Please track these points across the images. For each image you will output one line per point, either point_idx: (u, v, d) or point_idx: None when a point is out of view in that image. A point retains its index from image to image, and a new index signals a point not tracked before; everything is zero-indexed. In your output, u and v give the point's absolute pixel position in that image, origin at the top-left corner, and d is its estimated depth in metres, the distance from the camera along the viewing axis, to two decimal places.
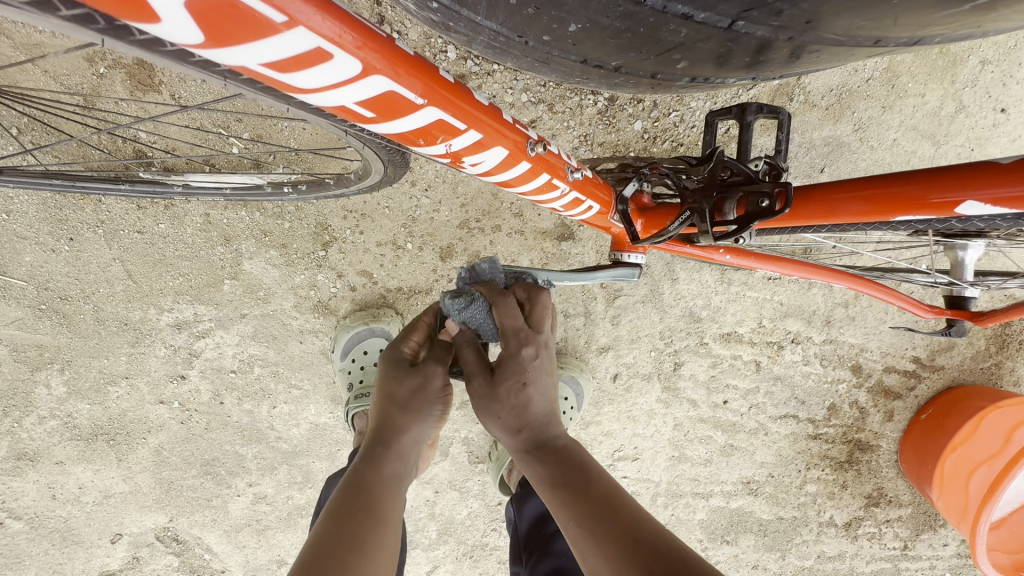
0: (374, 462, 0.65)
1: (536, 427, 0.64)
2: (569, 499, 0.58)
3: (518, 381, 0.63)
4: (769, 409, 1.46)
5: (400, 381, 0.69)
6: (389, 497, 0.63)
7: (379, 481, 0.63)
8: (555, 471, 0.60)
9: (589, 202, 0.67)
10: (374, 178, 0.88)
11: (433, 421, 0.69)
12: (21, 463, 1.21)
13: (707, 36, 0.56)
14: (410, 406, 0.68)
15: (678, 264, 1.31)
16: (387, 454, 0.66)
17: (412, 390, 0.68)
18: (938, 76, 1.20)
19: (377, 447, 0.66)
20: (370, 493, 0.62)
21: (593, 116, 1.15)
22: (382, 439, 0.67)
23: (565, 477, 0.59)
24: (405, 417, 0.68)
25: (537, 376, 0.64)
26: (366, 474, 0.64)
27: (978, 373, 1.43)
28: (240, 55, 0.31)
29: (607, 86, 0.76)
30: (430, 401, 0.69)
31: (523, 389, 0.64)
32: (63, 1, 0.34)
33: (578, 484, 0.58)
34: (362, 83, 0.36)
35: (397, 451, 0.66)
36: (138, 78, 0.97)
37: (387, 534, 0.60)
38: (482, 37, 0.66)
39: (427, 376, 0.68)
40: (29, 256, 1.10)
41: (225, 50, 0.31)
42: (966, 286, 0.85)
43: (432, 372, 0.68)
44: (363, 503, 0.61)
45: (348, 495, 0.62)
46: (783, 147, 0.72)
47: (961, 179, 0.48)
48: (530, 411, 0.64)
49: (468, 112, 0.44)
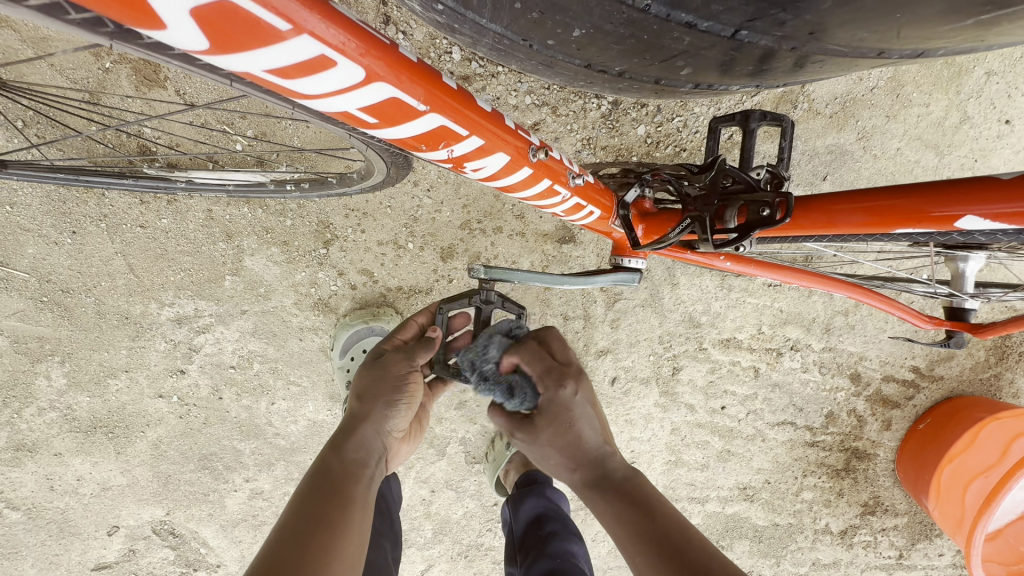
0: (339, 447, 0.69)
1: (592, 463, 0.66)
2: (634, 535, 0.58)
3: (562, 420, 0.66)
4: (767, 415, 1.46)
5: (366, 375, 0.76)
6: (354, 478, 0.66)
7: (344, 463, 0.66)
8: (620, 508, 0.61)
9: (589, 208, 0.67)
10: (376, 178, 0.88)
11: (396, 409, 0.75)
12: (20, 454, 1.22)
13: (710, 44, 0.56)
14: (371, 393, 0.74)
15: (678, 269, 1.32)
16: (351, 440, 0.70)
17: (375, 379, 0.75)
18: (944, 86, 1.20)
19: (343, 435, 0.70)
20: (336, 475, 0.64)
21: (597, 120, 1.15)
22: (347, 428, 0.72)
23: (627, 511, 0.60)
24: (369, 406, 0.73)
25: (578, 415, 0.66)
26: (333, 458, 0.67)
27: (977, 384, 1.43)
28: (245, 61, 0.31)
29: (611, 90, 0.76)
30: (391, 388, 0.75)
31: (569, 426, 0.66)
32: (74, 5, 0.34)
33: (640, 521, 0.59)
34: (365, 90, 0.36)
35: (361, 437, 0.71)
36: (144, 73, 0.98)
37: (353, 509, 0.62)
38: (486, 40, 0.66)
39: (385, 365, 0.75)
40: (31, 248, 1.10)
41: (230, 57, 0.31)
42: (966, 298, 0.85)
43: (389, 358, 0.76)
44: (331, 486, 0.63)
45: (315, 479, 0.64)
46: (787, 155, 0.71)
47: (961, 194, 0.48)
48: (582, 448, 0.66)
49: (471, 118, 0.44)
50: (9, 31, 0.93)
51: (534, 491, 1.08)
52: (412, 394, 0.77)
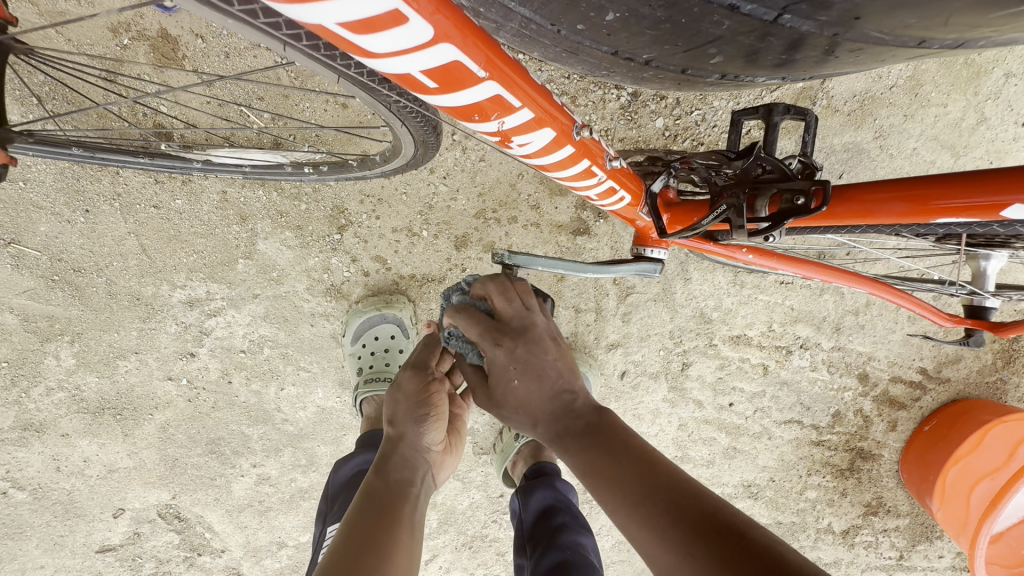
0: (382, 471, 0.71)
1: (552, 415, 0.65)
2: (600, 480, 0.58)
3: (506, 379, 0.65)
4: (774, 413, 1.46)
5: (392, 401, 0.78)
6: (400, 501, 0.67)
7: (388, 487, 0.68)
8: (585, 458, 0.60)
9: (621, 193, 0.67)
10: (399, 161, 0.87)
11: (428, 424, 0.76)
12: (26, 434, 1.21)
13: (749, 29, 0.55)
14: (401, 416, 0.76)
15: (692, 264, 1.31)
16: (392, 462, 0.72)
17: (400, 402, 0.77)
18: (962, 86, 1.20)
19: (384, 458, 0.72)
20: (381, 498, 0.67)
21: (615, 111, 1.15)
22: (386, 452, 0.74)
23: (593, 463, 0.59)
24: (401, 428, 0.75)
25: (526, 370, 0.65)
26: (378, 482, 0.69)
27: (984, 387, 1.43)
28: (320, 12, 0.31)
29: (633, 80, 0.76)
30: (421, 406, 0.77)
31: (517, 386, 0.65)
32: None
33: (606, 468, 0.58)
34: (431, 51, 0.36)
35: (401, 459, 0.73)
36: (162, 50, 0.97)
37: (400, 531, 0.63)
38: (513, 24, 0.65)
39: (410, 385, 0.77)
40: (44, 226, 1.09)
41: (305, 6, 0.31)
42: (987, 297, 0.84)
43: (406, 379, 0.78)
44: (375, 508, 0.65)
45: (364, 504, 0.66)
46: (809, 149, 0.70)
47: (1005, 181, 0.48)
48: (536, 400, 0.65)
49: (524, 90, 0.44)
50: (27, 4, 0.92)
51: (545, 482, 1.08)
52: (441, 408, 0.78)
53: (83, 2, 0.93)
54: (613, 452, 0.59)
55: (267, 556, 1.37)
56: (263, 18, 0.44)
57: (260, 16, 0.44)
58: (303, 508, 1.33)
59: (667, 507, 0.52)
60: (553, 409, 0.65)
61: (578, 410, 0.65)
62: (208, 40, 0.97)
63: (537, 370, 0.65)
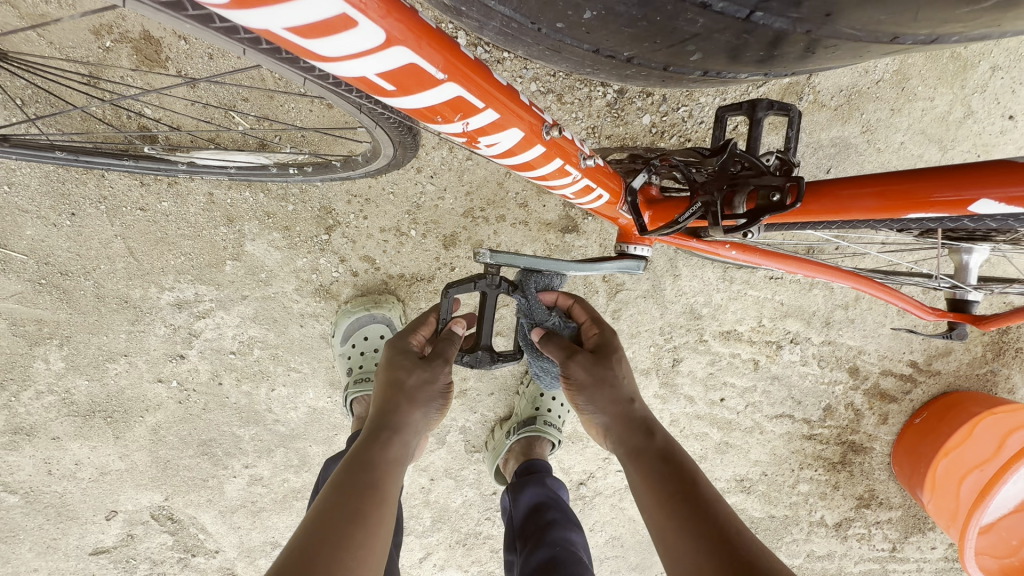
0: (383, 443, 0.70)
1: (625, 410, 0.76)
2: (649, 468, 0.68)
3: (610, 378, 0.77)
4: (766, 408, 1.47)
5: (408, 371, 0.76)
6: (391, 480, 0.68)
7: (384, 463, 0.68)
8: (641, 451, 0.70)
9: (599, 191, 0.67)
10: (382, 161, 0.87)
11: (432, 412, 0.78)
12: (17, 438, 1.21)
13: (724, 26, 0.55)
14: (415, 395, 0.75)
15: (681, 260, 1.31)
16: (395, 437, 0.72)
17: (420, 382, 0.76)
18: (949, 80, 1.20)
19: (388, 431, 0.72)
20: (375, 470, 0.67)
21: (602, 109, 1.15)
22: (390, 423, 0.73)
23: (645, 455, 0.70)
24: (411, 407, 0.75)
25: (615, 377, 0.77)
26: (374, 455, 0.69)
27: (974, 379, 1.44)
28: (264, 18, 0.31)
29: (617, 77, 0.76)
30: (435, 393, 0.77)
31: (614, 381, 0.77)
32: None
33: (655, 466, 0.68)
34: (384, 54, 0.36)
35: (402, 437, 0.72)
36: (144, 52, 0.97)
37: (387, 507, 0.64)
38: (494, 24, 0.65)
39: (432, 372, 0.76)
40: (30, 230, 1.09)
41: (249, 12, 0.31)
42: (969, 290, 0.84)
43: (436, 363, 0.76)
44: (368, 483, 0.65)
45: (359, 473, 0.66)
46: (793, 145, 0.70)
47: (974, 177, 0.48)
48: (620, 395, 0.76)
49: (488, 90, 0.44)
50: (7, 7, 0.92)
51: (536, 480, 1.08)
52: (447, 400, 0.80)
53: (64, 5, 0.92)
54: (683, 458, 0.68)
55: (261, 556, 1.37)
56: (217, 22, 0.44)
57: (215, 21, 0.44)
58: (296, 508, 1.34)
59: (696, 516, 0.60)
60: (627, 408, 0.76)
61: (643, 420, 0.74)
62: (191, 41, 0.97)
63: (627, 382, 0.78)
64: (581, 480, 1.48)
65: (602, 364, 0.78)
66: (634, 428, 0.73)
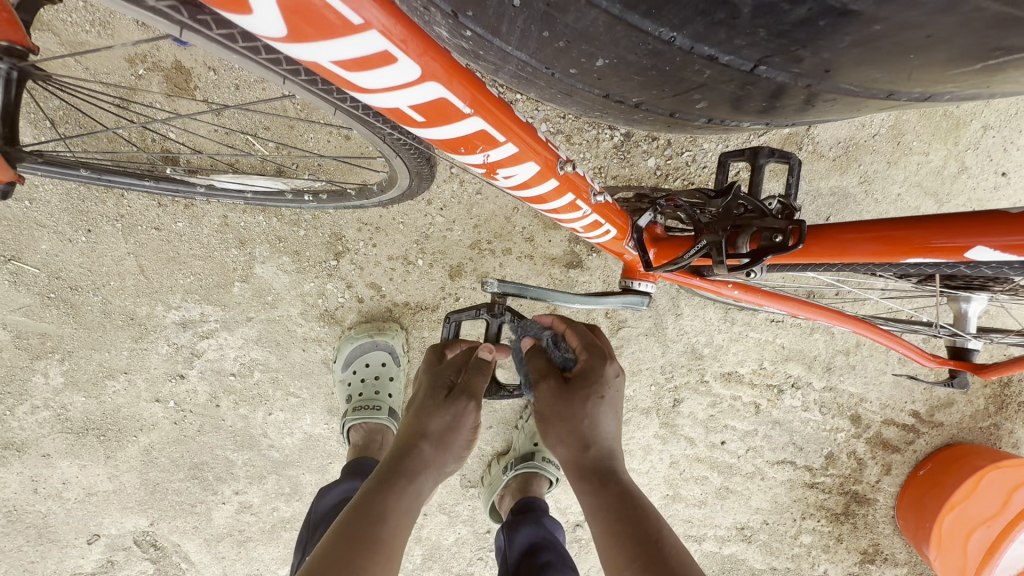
0: (396, 490, 0.65)
1: (595, 452, 0.68)
2: (609, 524, 0.62)
3: (592, 395, 0.68)
4: (767, 453, 1.45)
5: (434, 414, 0.71)
6: (399, 532, 0.62)
7: (396, 513, 0.63)
8: (605, 499, 0.64)
9: (607, 227, 0.69)
10: (396, 191, 0.89)
11: (455, 458, 0.73)
12: (7, 453, 1.19)
13: (729, 78, 0.57)
14: (440, 439, 0.71)
15: (683, 299, 1.32)
16: (409, 487, 0.66)
17: (446, 425, 0.71)
18: (942, 136, 1.25)
19: (402, 478, 0.66)
20: (383, 520, 0.61)
21: (609, 150, 1.19)
22: (407, 470, 0.67)
23: (611, 502, 0.64)
24: (434, 452, 0.70)
25: (588, 409, 0.68)
26: (385, 501, 0.63)
27: (977, 432, 1.42)
28: (315, 52, 0.34)
29: (624, 121, 0.79)
30: (460, 439, 0.72)
31: (590, 409, 0.68)
32: None
33: (620, 514, 0.62)
34: (418, 88, 0.38)
35: (417, 487, 0.67)
36: (174, 81, 1.02)
37: (391, 565, 0.58)
38: (509, 66, 0.67)
39: (461, 415, 0.72)
40: (46, 244, 1.11)
41: (302, 47, 0.34)
42: (968, 338, 0.86)
43: (462, 406, 0.71)
44: (373, 534, 0.59)
45: (364, 520, 0.60)
46: (793, 191, 0.72)
47: (969, 226, 0.50)
48: (591, 428, 0.68)
49: (509, 127, 0.47)
50: (50, 35, 0.97)
51: (531, 518, 1.04)
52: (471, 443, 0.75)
53: (104, 35, 0.98)
54: (648, 511, 0.63)
55: None
56: (264, 54, 0.47)
57: (262, 53, 0.47)
58: (284, 539, 1.30)
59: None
60: (597, 450, 0.68)
61: (606, 464, 0.67)
62: (220, 71, 1.02)
63: (604, 412, 0.69)
64: (578, 522, 1.45)
65: (565, 401, 0.69)
66: (599, 472, 0.67)
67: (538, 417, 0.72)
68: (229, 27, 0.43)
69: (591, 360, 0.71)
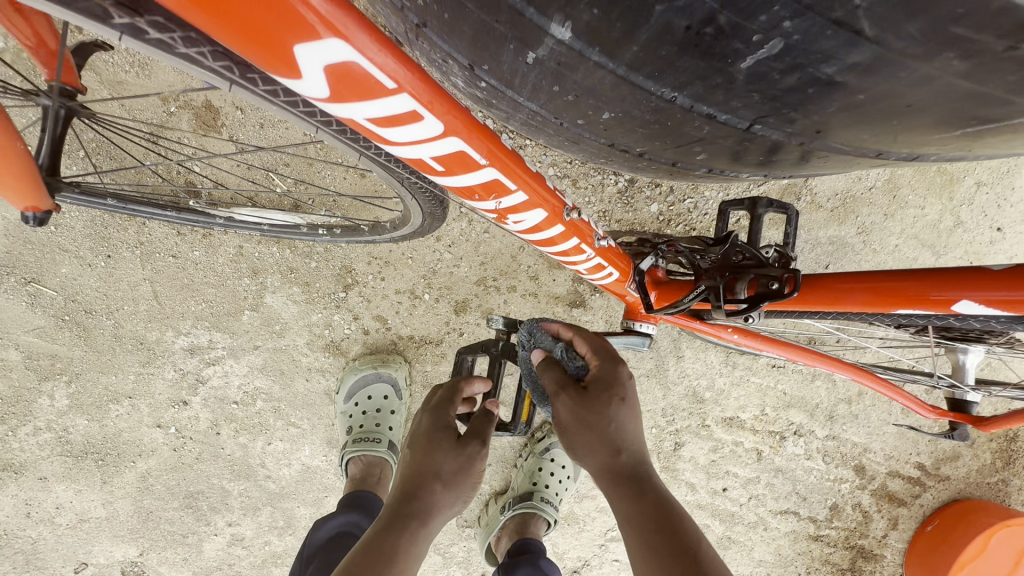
0: (406, 534, 0.64)
1: (620, 458, 0.67)
2: (643, 531, 0.61)
3: (614, 398, 0.67)
4: (769, 502, 1.43)
5: (446, 454, 0.70)
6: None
7: (403, 558, 0.63)
8: (636, 506, 0.63)
9: (609, 269, 0.72)
10: (409, 228, 0.93)
11: (464, 500, 0.72)
12: (4, 475, 1.18)
13: (727, 134, 0.61)
14: (451, 480, 0.69)
15: (684, 341, 1.33)
16: (418, 532, 0.65)
17: (457, 468, 0.69)
18: (937, 192, 1.29)
19: (412, 522, 0.65)
20: (391, 565, 0.61)
21: (613, 195, 1.23)
22: (418, 512, 0.67)
23: (642, 510, 0.63)
24: (445, 495, 0.68)
25: (611, 418, 0.67)
26: (394, 545, 0.63)
27: (985, 488, 1.40)
28: (353, 109, 0.38)
29: (629, 168, 0.83)
30: (470, 481, 0.71)
31: (612, 414, 0.67)
32: (213, 55, 0.44)
33: (654, 522, 0.62)
34: (440, 142, 0.42)
35: (426, 531, 0.66)
36: (203, 118, 1.08)
37: None
38: (520, 115, 0.71)
39: (472, 457, 0.70)
40: (65, 268, 1.13)
41: (342, 104, 0.37)
42: (967, 390, 0.86)
43: (475, 448, 0.70)
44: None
45: (373, 565, 0.61)
46: (791, 240, 0.75)
47: (954, 279, 0.52)
48: (616, 433, 0.67)
49: (521, 177, 0.50)
50: (91, 73, 1.03)
51: (528, 560, 1.03)
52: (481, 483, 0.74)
53: (141, 74, 1.04)
54: (681, 517, 0.63)
55: None
56: (302, 107, 0.51)
57: (300, 106, 0.51)
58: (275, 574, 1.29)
59: None
60: (622, 455, 0.67)
61: (634, 468, 0.67)
62: (246, 111, 1.07)
63: (628, 417, 0.68)
64: (575, 568, 1.41)
65: (586, 410, 0.66)
66: (628, 479, 0.66)
67: (561, 427, 0.69)
68: (274, 85, 0.47)
69: (606, 365, 0.68)
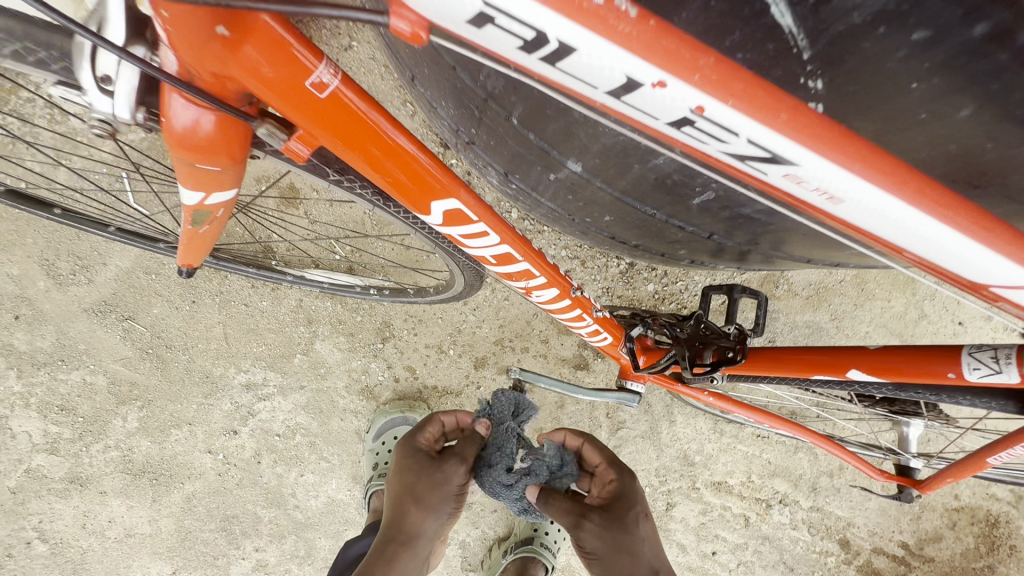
0: (390, 556, 0.76)
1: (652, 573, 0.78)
2: None
3: (635, 515, 0.82)
4: (757, 569, 1.52)
5: (422, 475, 0.81)
6: None
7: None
8: None
9: (605, 334, 0.91)
10: (447, 292, 1.15)
11: (447, 518, 0.81)
12: (71, 486, 1.35)
13: (696, 240, 0.82)
14: (428, 500, 0.79)
15: (676, 407, 1.49)
16: (402, 552, 0.76)
17: (432, 486, 0.80)
18: (901, 287, 1.49)
19: (396, 543, 0.77)
20: None
21: (616, 274, 1.45)
22: (401, 534, 0.78)
23: None
24: (422, 514, 0.79)
25: (637, 532, 0.80)
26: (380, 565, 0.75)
27: (970, 571, 1.48)
28: (451, 229, 0.63)
29: (626, 254, 1.04)
30: (448, 498, 0.80)
31: (637, 531, 0.80)
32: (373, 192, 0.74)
33: None
34: (497, 248, 0.66)
35: (411, 550, 0.77)
36: (286, 197, 1.31)
37: None
38: (541, 209, 0.95)
39: (446, 474, 0.80)
40: (156, 308, 1.35)
41: (445, 226, 0.63)
42: (910, 457, 1.02)
43: (449, 466, 0.81)
44: None
45: None
46: (763, 320, 0.94)
47: (851, 353, 0.72)
48: (645, 548, 0.79)
49: (547, 271, 0.73)
50: None
51: None
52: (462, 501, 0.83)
53: None
54: None
55: None
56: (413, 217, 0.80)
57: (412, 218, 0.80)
58: None
59: None
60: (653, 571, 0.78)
61: None
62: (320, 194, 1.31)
63: (650, 536, 0.81)
64: None
65: (617, 530, 0.79)
66: None
67: (596, 558, 0.78)
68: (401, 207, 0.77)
69: (626, 480, 0.86)
